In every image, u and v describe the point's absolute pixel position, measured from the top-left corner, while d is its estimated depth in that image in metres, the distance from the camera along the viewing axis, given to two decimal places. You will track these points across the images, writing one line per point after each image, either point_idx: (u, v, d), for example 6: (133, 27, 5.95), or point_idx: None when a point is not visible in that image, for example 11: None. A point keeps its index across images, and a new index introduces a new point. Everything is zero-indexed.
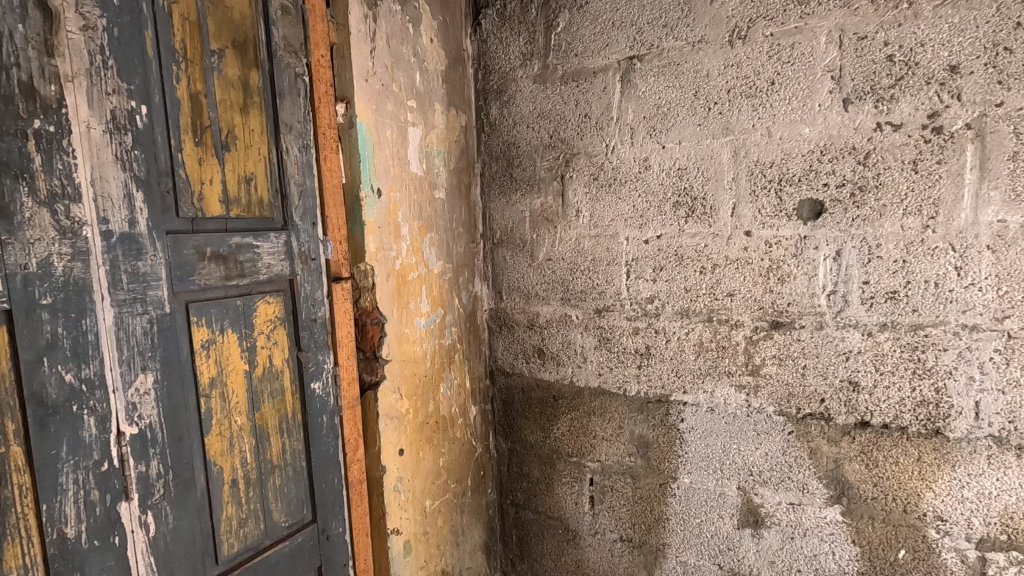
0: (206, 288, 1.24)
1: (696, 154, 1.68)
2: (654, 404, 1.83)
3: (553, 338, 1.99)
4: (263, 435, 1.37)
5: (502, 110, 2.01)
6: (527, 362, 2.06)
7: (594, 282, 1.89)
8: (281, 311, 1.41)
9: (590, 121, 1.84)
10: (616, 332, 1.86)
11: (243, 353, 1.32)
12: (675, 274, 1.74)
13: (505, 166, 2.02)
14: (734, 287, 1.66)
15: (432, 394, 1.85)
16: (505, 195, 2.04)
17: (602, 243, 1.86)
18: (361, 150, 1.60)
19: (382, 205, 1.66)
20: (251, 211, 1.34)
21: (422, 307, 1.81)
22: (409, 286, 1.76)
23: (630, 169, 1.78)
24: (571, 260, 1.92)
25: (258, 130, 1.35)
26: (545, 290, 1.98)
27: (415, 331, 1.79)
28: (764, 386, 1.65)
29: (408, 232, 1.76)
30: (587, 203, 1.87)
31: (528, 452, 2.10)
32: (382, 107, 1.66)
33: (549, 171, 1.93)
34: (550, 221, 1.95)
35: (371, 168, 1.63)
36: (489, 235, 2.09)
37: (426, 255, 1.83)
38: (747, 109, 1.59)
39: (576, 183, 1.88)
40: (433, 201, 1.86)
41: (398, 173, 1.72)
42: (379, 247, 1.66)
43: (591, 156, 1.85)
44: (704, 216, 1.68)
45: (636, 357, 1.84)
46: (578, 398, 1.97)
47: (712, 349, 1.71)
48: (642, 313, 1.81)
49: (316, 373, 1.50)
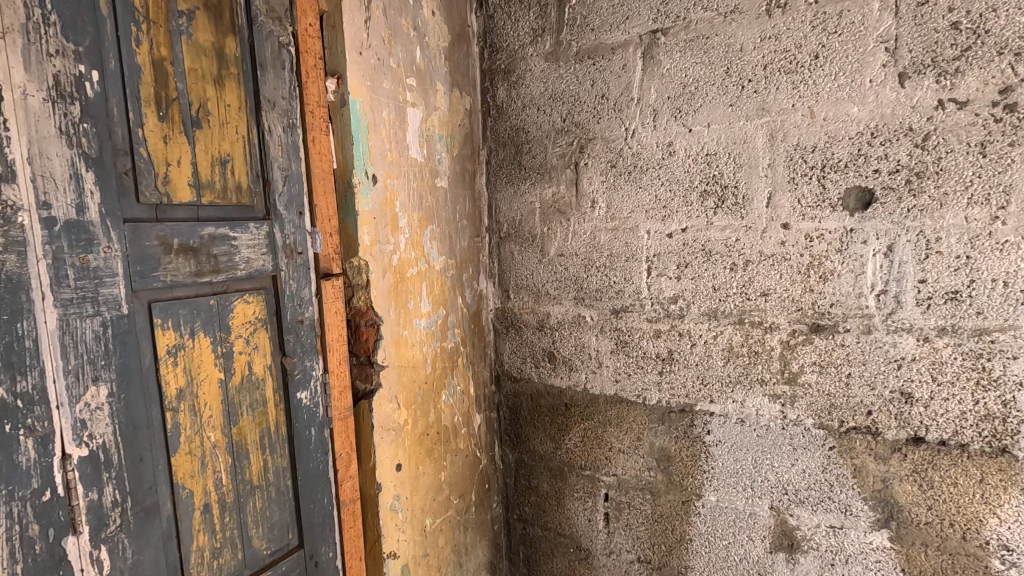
0: (174, 285, 1.08)
1: (727, 138, 1.51)
2: (676, 415, 1.67)
3: (566, 341, 1.82)
4: (241, 453, 1.21)
5: (510, 92, 1.84)
6: (536, 366, 1.90)
7: (610, 280, 1.72)
8: (263, 311, 1.25)
9: (608, 103, 1.67)
10: (635, 336, 1.70)
11: (218, 360, 1.16)
12: (702, 271, 1.58)
13: (514, 153, 1.86)
14: (769, 285, 1.49)
15: (433, 402, 1.68)
16: (513, 185, 1.87)
17: (620, 237, 1.69)
18: (354, 131, 1.42)
19: (378, 193, 1.49)
20: (227, 198, 1.18)
21: (422, 307, 1.64)
22: (408, 283, 1.59)
23: (653, 155, 1.61)
24: (585, 256, 1.75)
25: (236, 106, 1.19)
26: (557, 289, 1.82)
27: (415, 333, 1.62)
28: (802, 396, 1.48)
29: (407, 223, 1.59)
30: (604, 193, 1.71)
31: (537, 464, 1.94)
32: (379, 84, 1.49)
33: (562, 158, 1.76)
34: (563, 213, 1.78)
35: (366, 152, 1.46)
36: (495, 229, 1.93)
37: (427, 249, 1.66)
38: (787, 87, 1.42)
39: (591, 171, 1.72)
40: (434, 191, 1.69)
41: (396, 158, 1.55)
42: (375, 241, 1.48)
43: (608, 141, 1.68)
44: (736, 207, 1.51)
45: (658, 363, 1.67)
46: (593, 406, 1.80)
47: (743, 354, 1.54)
48: (665, 314, 1.64)
49: (302, 382, 1.34)
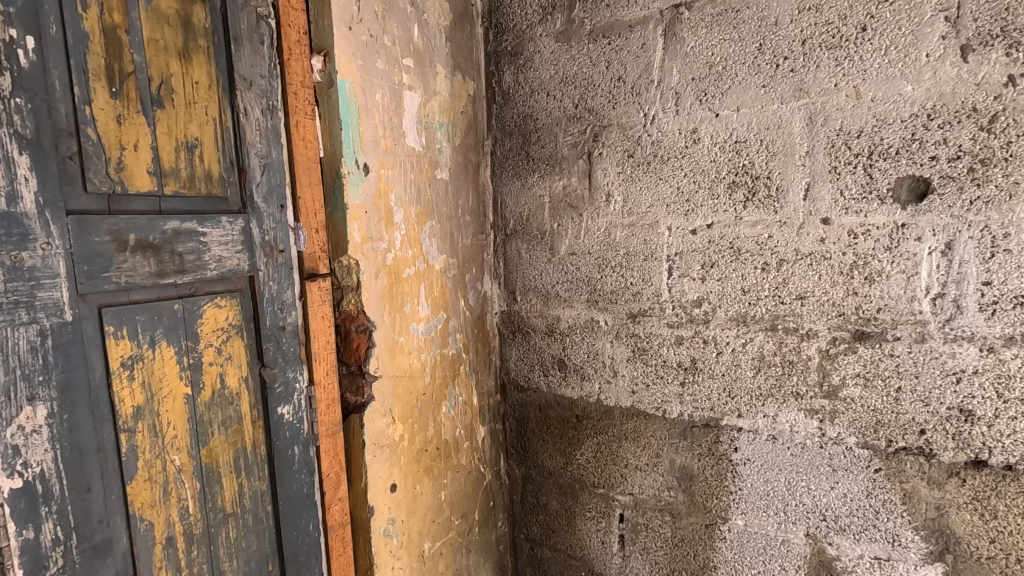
0: (130, 287, 0.94)
1: (759, 123, 1.35)
2: (700, 430, 1.51)
3: (578, 347, 1.67)
4: (211, 478, 1.06)
5: (517, 76, 1.69)
6: (545, 375, 1.75)
7: (627, 281, 1.57)
8: (237, 317, 1.11)
9: (625, 86, 1.52)
10: (654, 342, 1.55)
11: (184, 373, 1.02)
12: (730, 272, 1.42)
13: (521, 143, 1.71)
14: (806, 288, 1.33)
15: (432, 416, 1.53)
16: (520, 178, 1.72)
17: (638, 234, 1.54)
18: (343, 115, 1.27)
19: (371, 185, 1.34)
20: (195, 188, 1.03)
21: (420, 311, 1.49)
22: (405, 285, 1.44)
23: (675, 143, 1.46)
24: (599, 256, 1.60)
25: (206, 85, 1.05)
26: (568, 291, 1.67)
27: (412, 340, 1.46)
28: (843, 413, 1.32)
29: (403, 219, 1.43)
30: (619, 185, 1.55)
31: (546, 481, 1.79)
32: (371, 63, 1.34)
33: (573, 148, 1.61)
34: (575, 207, 1.63)
35: (358, 139, 1.30)
36: (501, 226, 1.78)
37: (426, 248, 1.51)
38: (828, 64, 1.26)
39: (606, 162, 1.57)
40: (433, 183, 1.54)
41: (391, 147, 1.40)
42: (366, 237, 1.32)
43: (625, 128, 1.53)
44: (769, 200, 1.36)
45: (679, 373, 1.52)
46: (607, 419, 1.65)
47: (776, 365, 1.39)
48: (688, 319, 1.49)
49: (284, 395, 1.20)
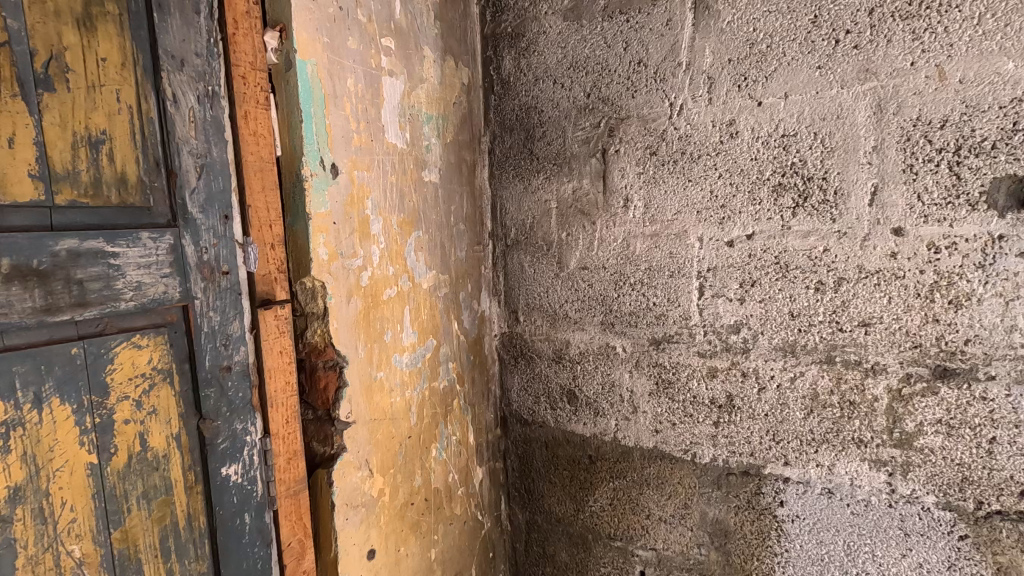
0: (5, 330, 0.71)
1: (813, 112, 1.11)
2: (737, 479, 1.27)
3: (590, 377, 1.44)
4: (127, 568, 0.82)
5: (519, 62, 1.46)
6: (552, 408, 1.51)
7: (649, 301, 1.33)
8: (164, 359, 0.88)
9: (646, 70, 1.28)
10: (682, 374, 1.31)
11: (86, 436, 0.79)
12: (775, 291, 1.19)
13: (523, 139, 1.47)
14: (872, 313, 1.10)
15: (419, 462, 1.29)
16: (522, 180, 1.49)
17: (662, 245, 1.30)
18: (304, 104, 1.03)
19: (342, 191, 1.10)
20: (101, 197, 0.80)
21: (404, 339, 1.25)
22: (384, 310, 1.20)
23: (708, 138, 1.22)
24: (616, 271, 1.37)
25: (117, 64, 0.82)
26: (578, 311, 1.43)
27: (394, 375, 1.22)
28: (919, 466, 1.08)
29: (383, 231, 1.20)
30: (640, 188, 1.32)
31: (553, 529, 1.55)
32: (341, 42, 1.10)
33: (585, 145, 1.38)
34: (586, 214, 1.40)
35: (325, 134, 1.06)
36: (500, 235, 1.55)
37: (410, 264, 1.28)
38: (902, 38, 1.02)
39: (624, 161, 1.33)
40: (419, 187, 1.31)
41: (367, 144, 1.16)
42: (335, 254, 1.08)
43: (646, 120, 1.29)
44: (826, 207, 1.12)
45: (712, 411, 1.28)
46: (625, 461, 1.41)
47: (832, 406, 1.15)
48: (723, 347, 1.26)
49: (230, 452, 0.96)
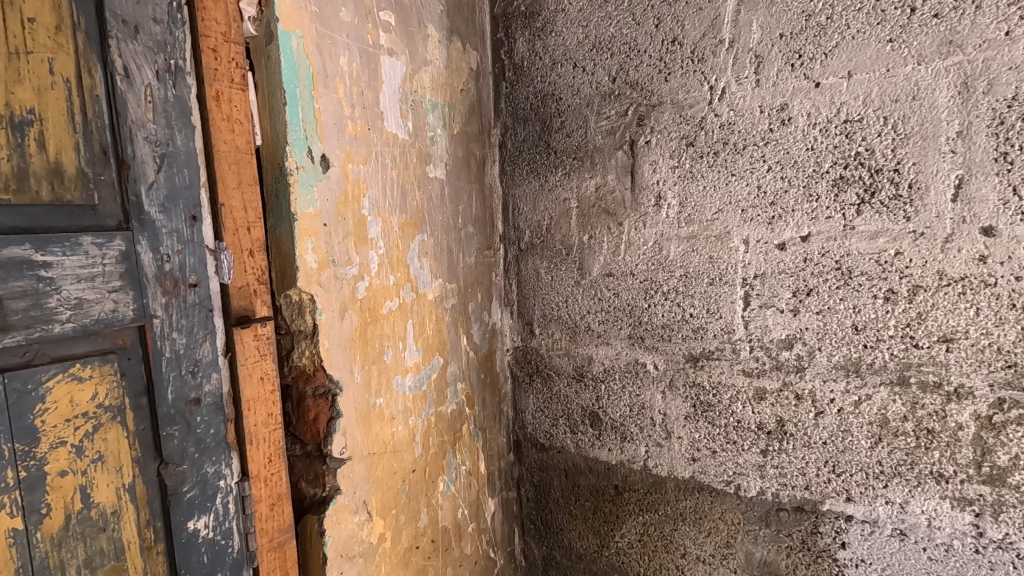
0: None
1: (883, 93, 0.96)
2: (790, 516, 1.11)
3: (616, 398, 1.28)
4: None
5: (535, 44, 1.30)
6: (572, 431, 1.35)
7: (685, 312, 1.17)
8: (113, 394, 0.71)
9: (682, 50, 1.12)
10: (724, 396, 1.15)
11: (8, 496, 0.61)
12: (835, 301, 1.03)
13: (539, 131, 1.32)
14: (956, 327, 0.94)
15: (424, 499, 1.13)
16: (538, 177, 1.33)
17: (701, 249, 1.14)
18: (289, 84, 0.87)
19: (334, 187, 0.93)
20: (28, 192, 0.64)
21: (407, 359, 1.09)
22: (384, 326, 1.03)
23: (755, 126, 1.07)
24: (646, 278, 1.21)
25: (51, 26, 0.65)
26: (603, 324, 1.28)
27: (395, 401, 1.06)
28: (1014, 506, 0.92)
29: (383, 235, 1.03)
30: (674, 184, 1.16)
31: (573, 566, 1.39)
32: (333, 13, 0.93)
33: (610, 136, 1.22)
34: (612, 214, 1.24)
35: (315, 120, 0.90)
36: (513, 238, 1.39)
37: (414, 272, 1.11)
38: (994, 3, 0.87)
39: (656, 153, 1.17)
40: (424, 184, 1.14)
41: (365, 134, 0.99)
42: (327, 262, 0.92)
43: (682, 107, 1.13)
44: (898, 204, 0.96)
45: (760, 438, 1.12)
46: (656, 493, 1.25)
47: (906, 435, 0.99)
48: (773, 365, 1.10)
49: (199, 503, 0.79)
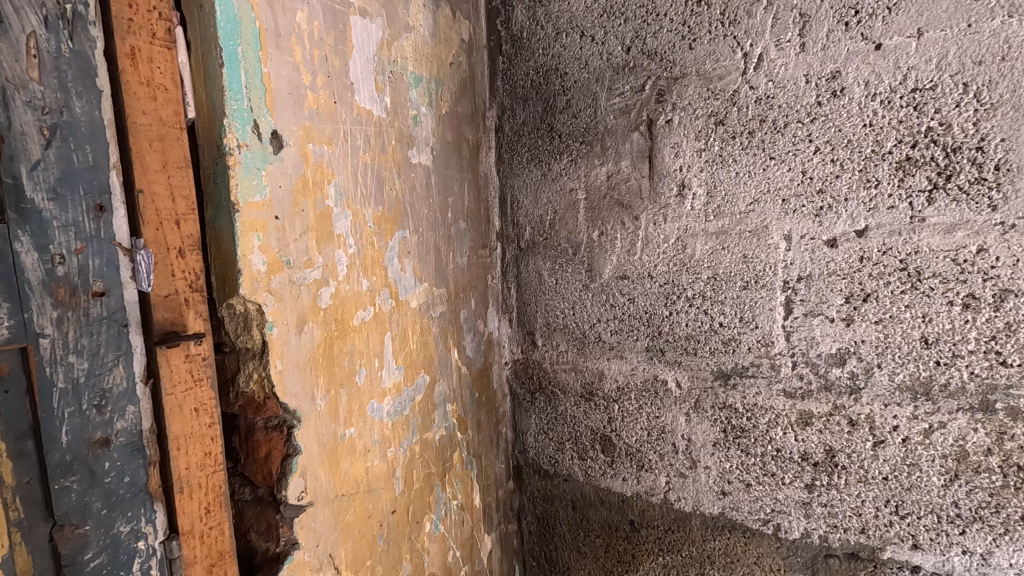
0: None
1: (963, 54, 0.78)
2: (842, 564, 0.94)
3: (632, 421, 1.10)
4: None
5: (535, 11, 1.13)
6: (580, 457, 1.17)
7: (713, 320, 1.00)
8: None
9: (710, 10, 0.95)
10: (761, 420, 0.97)
11: None
12: (899, 309, 0.85)
13: (541, 112, 1.15)
14: None
15: (407, 544, 0.95)
16: (540, 165, 1.16)
17: (733, 247, 0.97)
18: (229, 41, 0.69)
19: (290, 171, 0.76)
20: None
21: (385, 379, 0.91)
22: (355, 340, 0.85)
23: (800, 98, 0.89)
24: (667, 281, 1.04)
25: None
26: (616, 334, 1.10)
27: (370, 430, 0.88)
28: None
29: (353, 232, 0.85)
30: (700, 170, 0.98)
31: None
32: None
33: (624, 116, 1.05)
34: (626, 206, 1.06)
35: (263, 88, 0.72)
36: (512, 235, 1.22)
37: (393, 275, 0.93)
38: None
39: (679, 134, 1.00)
40: (406, 171, 0.97)
41: (330, 109, 0.82)
42: (280, 264, 0.74)
43: (709, 78, 0.96)
44: (982, 190, 0.79)
45: (805, 471, 0.94)
46: (679, 531, 1.07)
47: (990, 471, 0.82)
48: (821, 385, 0.92)
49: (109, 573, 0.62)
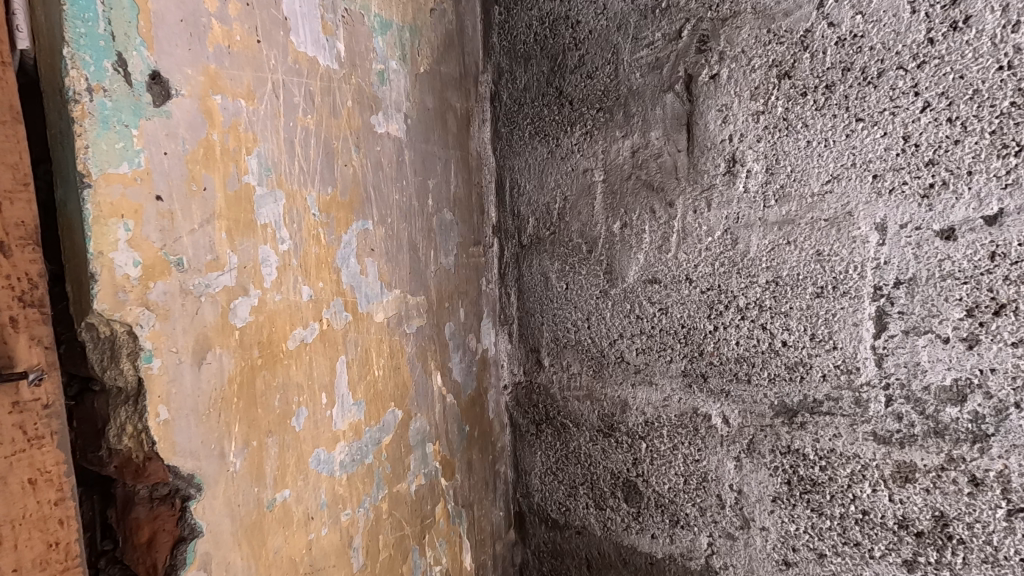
0: None
1: None
2: None
3: (663, 464, 0.86)
4: None
5: None
6: (598, 507, 0.94)
7: (774, 339, 0.76)
8: None
9: None
10: (840, 472, 0.73)
11: None
12: None
13: (547, 74, 0.91)
14: None
15: None
16: (546, 141, 0.92)
17: (803, 240, 0.73)
18: None
19: (183, 132, 0.52)
20: None
21: (336, 420, 0.68)
22: (290, 370, 0.63)
23: (902, 35, 0.65)
24: (710, 287, 0.79)
25: None
26: (643, 354, 0.87)
27: (313, 491, 0.65)
28: None
29: (287, 221, 0.62)
30: (757, 139, 0.74)
31: None
32: None
33: (654, 73, 0.81)
34: (656, 190, 0.82)
35: (135, 7, 0.49)
36: (512, 229, 0.98)
37: (349, 280, 0.70)
38: None
39: (729, 92, 0.75)
40: (367, 142, 0.73)
41: (248, 49, 0.59)
42: (165, 267, 0.51)
43: (771, 15, 0.72)
44: None
45: (903, 543, 0.70)
46: None
47: None
48: (927, 430, 0.68)
49: None
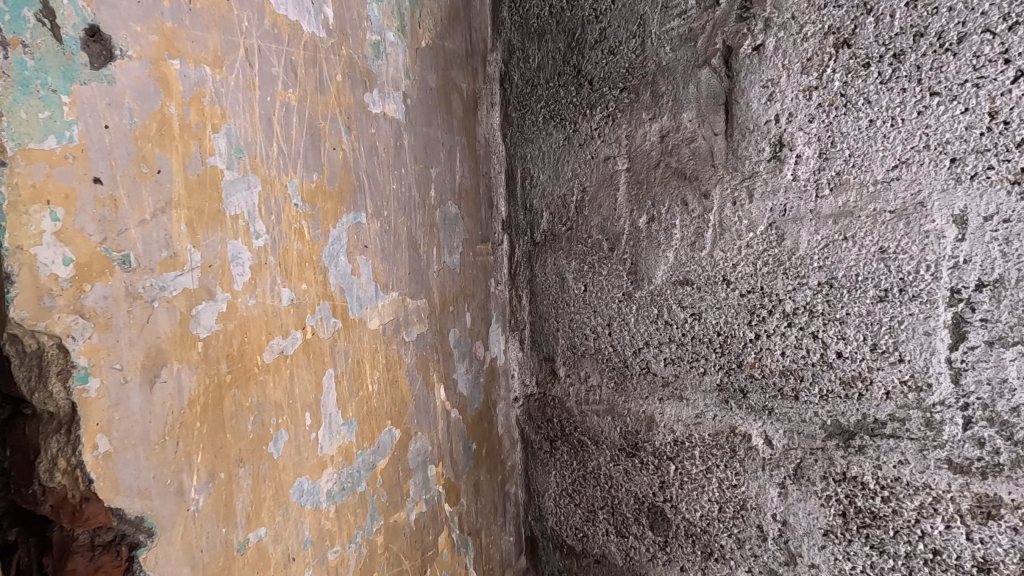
0: None
1: None
2: None
3: (694, 489, 0.76)
4: None
5: None
6: (620, 534, 0.84)
7: (827, 349, 0.66)
8: None
9: None
10: (907, 504, 0.63)
11: None
12: None
13: (563, 50, 0.81)
14: None
15: None
16: (562, 125, 0.83)
17: (863, 236, 0.63)
18: None
19: (129, 102, 0.43)
20: None
21: (323, 443, 0.59)
22: (266, 387, 0.53)
23: None
24: (752, 290, 0.70)
25: None
26: (672, 364, 0.77)
27: (294, 527, 0.56)
28: None
29: (263, 212, 0.53)
30: (809, 118, 0.64)
31: None
32: None
33: (687, 46, 0.71)
34: (689, 179, 0.73)
35: None
36: (523, 225, 0.89)
37: (338, 280, 0.61)
38: None
39: (775, 65, 0.65)
40: (360, 122, 0.64)
41: (215, 6, 0.49)
42: (105, 265, 0.42)
43: None
44: None
45: None
46: None
47: None
48: (1017, 458, 0.58)
49: None
